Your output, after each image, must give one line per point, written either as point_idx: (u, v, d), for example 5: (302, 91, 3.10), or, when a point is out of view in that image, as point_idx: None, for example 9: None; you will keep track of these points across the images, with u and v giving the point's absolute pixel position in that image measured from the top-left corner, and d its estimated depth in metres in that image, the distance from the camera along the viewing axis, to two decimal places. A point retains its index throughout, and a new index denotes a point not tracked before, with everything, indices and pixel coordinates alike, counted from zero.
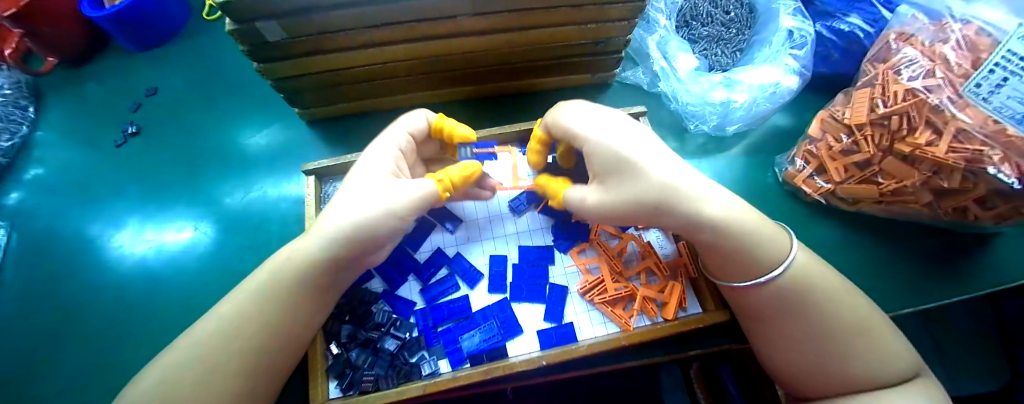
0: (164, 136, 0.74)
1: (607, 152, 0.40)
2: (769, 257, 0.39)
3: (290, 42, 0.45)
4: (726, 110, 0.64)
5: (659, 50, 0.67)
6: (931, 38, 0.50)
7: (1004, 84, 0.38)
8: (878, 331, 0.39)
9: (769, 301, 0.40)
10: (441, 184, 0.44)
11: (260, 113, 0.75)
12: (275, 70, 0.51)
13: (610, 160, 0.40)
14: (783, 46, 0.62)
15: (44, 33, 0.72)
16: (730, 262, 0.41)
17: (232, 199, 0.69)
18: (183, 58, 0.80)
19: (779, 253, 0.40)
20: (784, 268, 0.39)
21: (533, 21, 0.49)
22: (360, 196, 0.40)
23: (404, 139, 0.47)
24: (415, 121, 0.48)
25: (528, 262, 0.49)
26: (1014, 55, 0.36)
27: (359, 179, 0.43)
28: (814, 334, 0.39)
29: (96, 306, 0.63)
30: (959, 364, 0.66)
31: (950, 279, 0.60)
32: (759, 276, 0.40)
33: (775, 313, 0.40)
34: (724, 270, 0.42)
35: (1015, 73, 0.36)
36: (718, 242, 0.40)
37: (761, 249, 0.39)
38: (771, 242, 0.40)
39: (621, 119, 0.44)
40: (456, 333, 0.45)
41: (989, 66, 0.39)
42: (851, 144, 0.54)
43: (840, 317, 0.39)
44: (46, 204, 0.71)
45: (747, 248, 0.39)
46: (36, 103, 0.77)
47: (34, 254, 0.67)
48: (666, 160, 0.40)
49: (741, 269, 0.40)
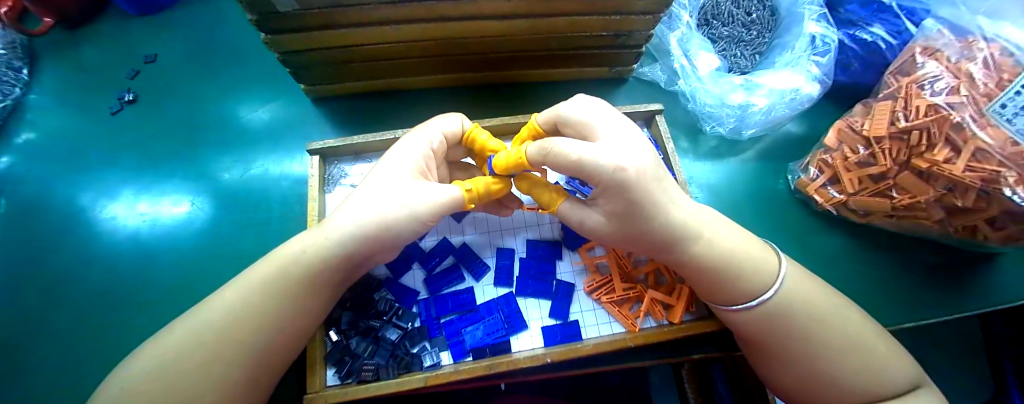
0: (161, 107, 0.72)
1: (625, 195, 0.35)
2: (762, 280, 0.40)
3: (300, 14, 0.43)
4: (744, 113, 0.63)
5: (680, 47, 0.65)
6: (956, 55, 0.48)
7: None
8: (877, 350, 0.38)
9: (773, 319, 0.39)
10: (470, 195, 0.42)
11: (263, 87, 0.73)
12: (283, 42, 0.49)
13: (623, 204, 0.36)
14: (805, 52, 0.60)
15: None
16: (712, 291, 0.41)
17: (231, 175, 0.67)
18: (184, 26, 0.77)
19: (769, 276, 0.40)
20: (773, 291, 0.39)
21: (557, 8, 0.47)
22: (382, 196, 0.39)
23: (434, 142, 0.44)
24: (452, 123, 0.46)
25: (535, 257, 0.48)
26: None
27: (382, 176, 0.42)
28: (811, 341, 0.38)
29: (86, 279, 0.61)
30: (934, 377, 0.70)
31: (952, 297, 0.59)
32: (751, 300, 0.39)
33: (777, 327, 0.39)
34: (711, 291, 0.41)
35: None
36: (708, 275, 0.40)
37: (746, 273, 0.40)
38: (756, 262, 0.40)
39: (636, 141, 0.37)
40: (459, 326, 0.44)
41: (1015, 89, 0.39)
42: (868, 156, 0.54)
43: (842, 331, 0.39)
44: (37, 169, 0.69)
45: (726, 282, 0.39)
46: (30, 65, 0.74)
47: (23, 221, 0.65)
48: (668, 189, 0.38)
49: (730, 294, 0.40)
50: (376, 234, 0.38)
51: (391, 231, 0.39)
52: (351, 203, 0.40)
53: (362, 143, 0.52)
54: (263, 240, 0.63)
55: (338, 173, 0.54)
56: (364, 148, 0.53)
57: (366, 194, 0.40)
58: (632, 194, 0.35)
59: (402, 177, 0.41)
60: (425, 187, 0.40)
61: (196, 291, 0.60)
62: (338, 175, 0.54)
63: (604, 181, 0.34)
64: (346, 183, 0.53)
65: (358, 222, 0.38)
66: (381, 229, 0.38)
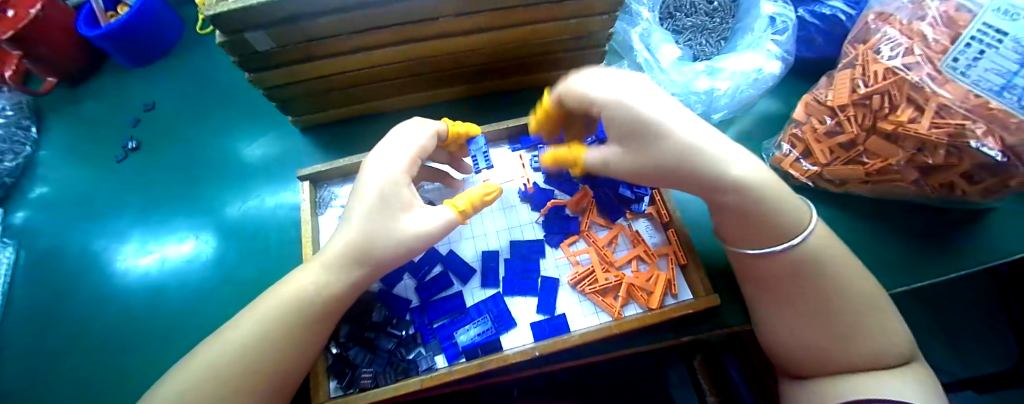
0: (163, 151, 0.76)
1: (637, 126, 0.38)
2: (789, 223, 0.38)
3: (277, 51, 0.46)
4: (711, 98, 0.64)
5: (642, 42, 0.67)
6: (909, 16, 0.50)
7: (980, 58, 0.41)
8: (880, 321, 0.38)
9: (785, 273, 0.39)
10: (463, 213, 0.44)
11: (256, 124, 0.76)
12: (266, 78, 0.52)
13: (635, 143, 0.39)
14: (766, 32, 0.61)
15: (39, 54, 0.74)
16: (752, 230, 0.39)
17: (231, 209, 0.71)
18: (178, 72, 0.82)
19: (802, 219, 0.38)
20: (806, 236, 0.38)
21: (523, 20, 0.50)
22: (384, 231, 0.38)
23: (414, 156, 0.42)
24: (422, 137, 0.43)
25: (518, 257, 0.50)
26: (988, 29, 0.40)
27: (377, 204, 0.38)
28: (818, 311, 0.38)
29: (103, 321, 0.65)
30: None
31: (944, 257, 0.59)
32: (793, 237, 0.38)
33: (790, 282, 0.39)
34: (748, 235, 0.40)
35: (992, 44, 0.40)
36: (749, 215, 0.38)
37: (783, 214, 0.38)
38: (790, 205, 0.38)
39: (649, 89, 0.40)
40: (451, 329, 0.46)
41: (964, 41, 0.42)
42: (835, 125, 0.54)
43: (852, 300, 0.38)
44: (51, 222, 0.73)
45: (766, 218, 0.38)
46: (37, 123, 0.79)
47: (40, 271, 0.69)
48: (673, 114, 0.38)
49: (771, 231, 0.38)
50: (380, 258, 0.38)
51: (392, 260, 0.39)
52: (348, 232, 0.38)
53: (350, 165, 0.55)
54: (266, 267, 0.66)
55: (328, 196, 0.57)
56: (352, 169, 0.56)
57: (364, 228, 0.37)
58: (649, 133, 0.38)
59: (393, 198, 0.39)
60: (421, 214, 0.41)
61: (207, 322, 0.63)
62: (327, 198, 0.56)
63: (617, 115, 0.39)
64: (338, 205, 0.56)
65: (363, 254, 0.38)
66: (387, 258, 0.39)
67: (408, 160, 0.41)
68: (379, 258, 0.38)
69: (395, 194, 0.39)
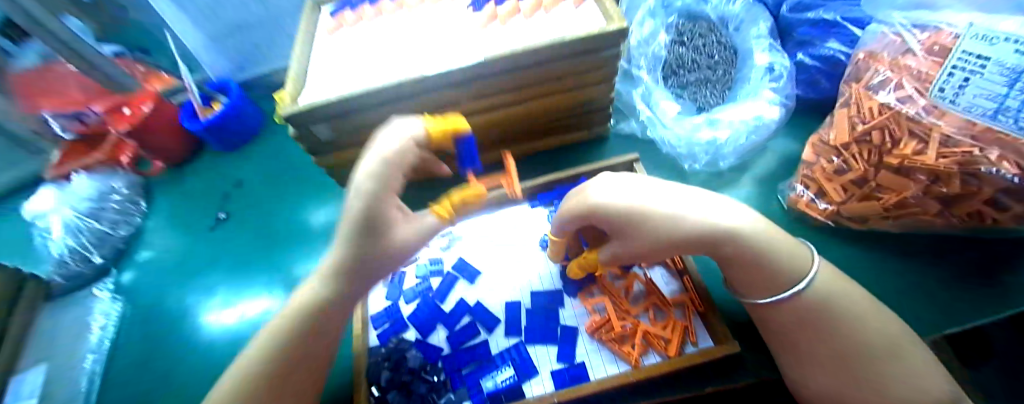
0: (245, 219, 0.91)
1: (635, 221, 0.42)
2: (788, 271, 0.41)
3: (336, 139, 0.58)
4: (715, 147, 0.68)
5: (644, 102, 0.74)
6: (893, 52, 0.53)
7: (965, 85, 0.43)
8: (914, 358, 0.38)
9: (794, 318, 0.41)
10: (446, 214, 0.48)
11: (320, 194, 0.90)
12: (328, 160, 0.64)
13: (636, 237, 0.42)
14: (762, 80, 0.67)
15: (149, 140, 0.94)
16: (758, 279, 0.42)
17: (299, 268, 0.82)
18: (258, 153, 1.00)
19: (802, 265, 0.42)
20: (809, 280, 0.41)
21: (546, 93, 0.60)
22: (370, 237, 0.38)
23: (392, 156, 0.39)
24: (406, 134, 0.41)
25: (539, 306, 0.54)
26: (968, 55, 0.42)
27: (361, 211, 0.37)
28: (845, 353, 0.38)
29: (183, 368, 0.73)
30: None
31: (1016, 293, 0.53)
32: (797, 282, 0.41)
33: (801, 328, 0.41)
34: (754, 283, 0.43)
35: (974, 70, 0.42)
36: (750, 265, 0.42)
37: (782, 262, 0.41)
38: (787, 254, 0.42)
39: (648, 190, 0.44)
40: (478, 376, 0.49)
41: (947, 71, 0.44)
42: (842, 164, 0.57)
43: (878, 337, 0.38)
44: (153, 281, 0.87)
45: (766, 266, 0.41)
46: (145, 198, 0.98)
47: (139, 324, 0.81)
48: (669, 201, 0.42)
49: (775, 277, 0.41)
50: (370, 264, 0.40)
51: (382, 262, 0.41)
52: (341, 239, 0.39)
53: None
54: None
55: None
56: None
57: (351, 237, 0.38)
58: (646, 225, 0.41)
59: (378, 204, 0.38)
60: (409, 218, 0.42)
61: None
62: None
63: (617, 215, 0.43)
64: None
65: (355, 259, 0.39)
66: (377, 261, 0.40)
67: (386, 161, 0.38)
68: (369, 263, 0.40)
69: (380, 200, 0.38)
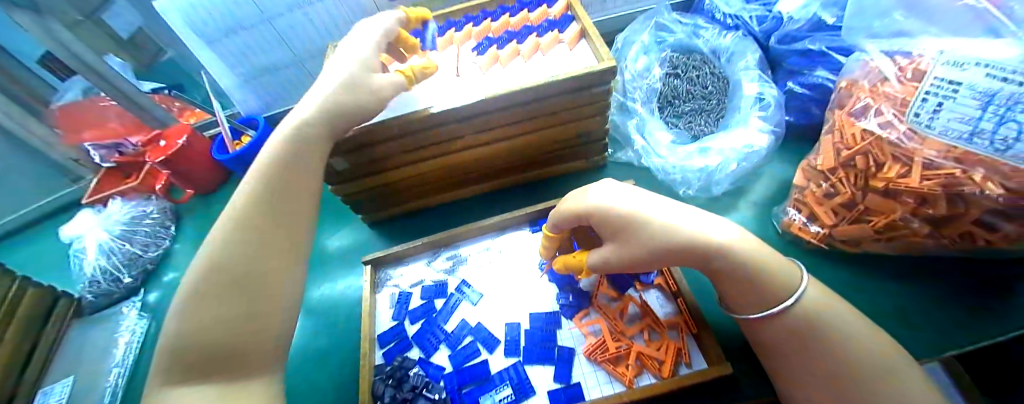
0: None
1: (623, 222, 0.45)
2: (780, 286, 0.40)
3: (352, 169, 0.63)
4: (707, 173, 0.71)
5: (639, 132, 0.78)
6: (870, 80, 0.56)
7: (940, 109, 0.45)
8: (915, 379, 0.36)
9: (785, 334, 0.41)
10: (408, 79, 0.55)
11: (337, 218, 0.91)
12: (344, 189, 0.69)
13: (625, 239, 0.45)
14: (751, 109, 0.71)
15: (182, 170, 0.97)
16: (749, 296, 0.42)
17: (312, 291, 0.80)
18: None
19: (795, 281, 0.41)
20: (800, 297, 0.40)
21: (541, 126, 0.65)
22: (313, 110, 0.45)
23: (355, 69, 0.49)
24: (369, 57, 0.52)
25: (539, 328, 0.56)
26: (941, 81, 0.45)
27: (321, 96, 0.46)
28: (840, 376, 0.37)
29: None
30: None
31: (1007, 314, 0.54)
32: (787, 297, 0.40)
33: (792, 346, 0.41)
34: (745, 299, 0.43)
35: (945, 95, 0.44)
36: (740, 281, 0.41)
37: (773, 279, 0.40)
38: (779, 270, 0.41)
39: (644, 195, 0.46)
40: (477, 395, 0.52)
41: (922, 96, 0.47)
42: (829, 188, 0.59)
43: (877, 359, 0.37)
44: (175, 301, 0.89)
45: (755, 282, 0.41)
46: (174, 222, 1.00)
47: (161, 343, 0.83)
48: (660, 207, 0.44)
49: (763, 295, 0.41)
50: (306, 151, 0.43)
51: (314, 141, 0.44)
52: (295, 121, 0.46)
53: (402, 250, 0.68)
54: (333, 343, 0.72)
55: (386, 277, 0.68)
56: (404, 253, 0.69)
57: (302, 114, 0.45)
58: (635, 227, 0.44)
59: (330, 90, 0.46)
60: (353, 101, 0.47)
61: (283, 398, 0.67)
62: (386, 278, 0.68)
63: (608, 218, 0.46)
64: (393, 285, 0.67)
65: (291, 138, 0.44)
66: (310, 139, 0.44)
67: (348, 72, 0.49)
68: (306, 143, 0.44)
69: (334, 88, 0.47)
